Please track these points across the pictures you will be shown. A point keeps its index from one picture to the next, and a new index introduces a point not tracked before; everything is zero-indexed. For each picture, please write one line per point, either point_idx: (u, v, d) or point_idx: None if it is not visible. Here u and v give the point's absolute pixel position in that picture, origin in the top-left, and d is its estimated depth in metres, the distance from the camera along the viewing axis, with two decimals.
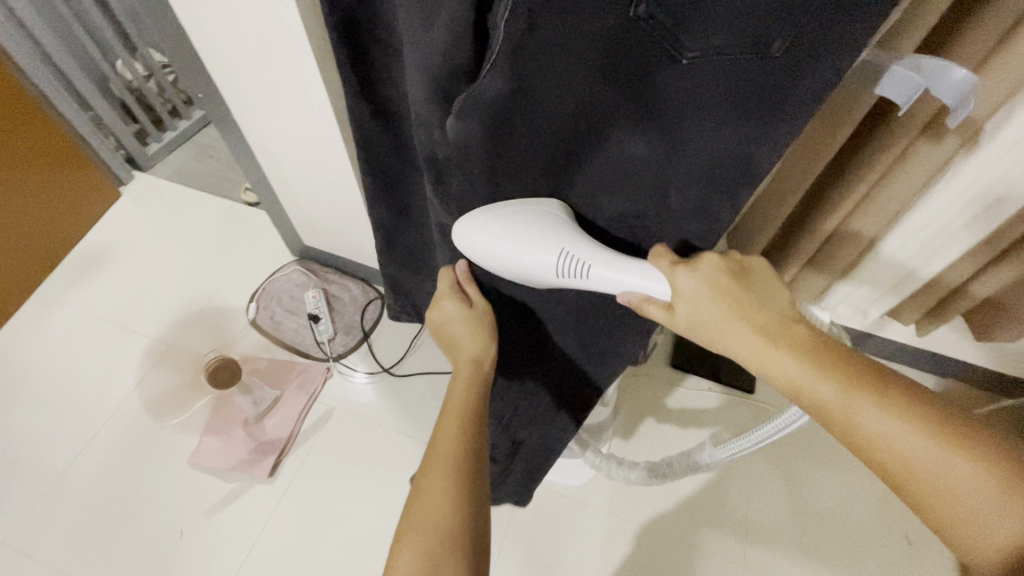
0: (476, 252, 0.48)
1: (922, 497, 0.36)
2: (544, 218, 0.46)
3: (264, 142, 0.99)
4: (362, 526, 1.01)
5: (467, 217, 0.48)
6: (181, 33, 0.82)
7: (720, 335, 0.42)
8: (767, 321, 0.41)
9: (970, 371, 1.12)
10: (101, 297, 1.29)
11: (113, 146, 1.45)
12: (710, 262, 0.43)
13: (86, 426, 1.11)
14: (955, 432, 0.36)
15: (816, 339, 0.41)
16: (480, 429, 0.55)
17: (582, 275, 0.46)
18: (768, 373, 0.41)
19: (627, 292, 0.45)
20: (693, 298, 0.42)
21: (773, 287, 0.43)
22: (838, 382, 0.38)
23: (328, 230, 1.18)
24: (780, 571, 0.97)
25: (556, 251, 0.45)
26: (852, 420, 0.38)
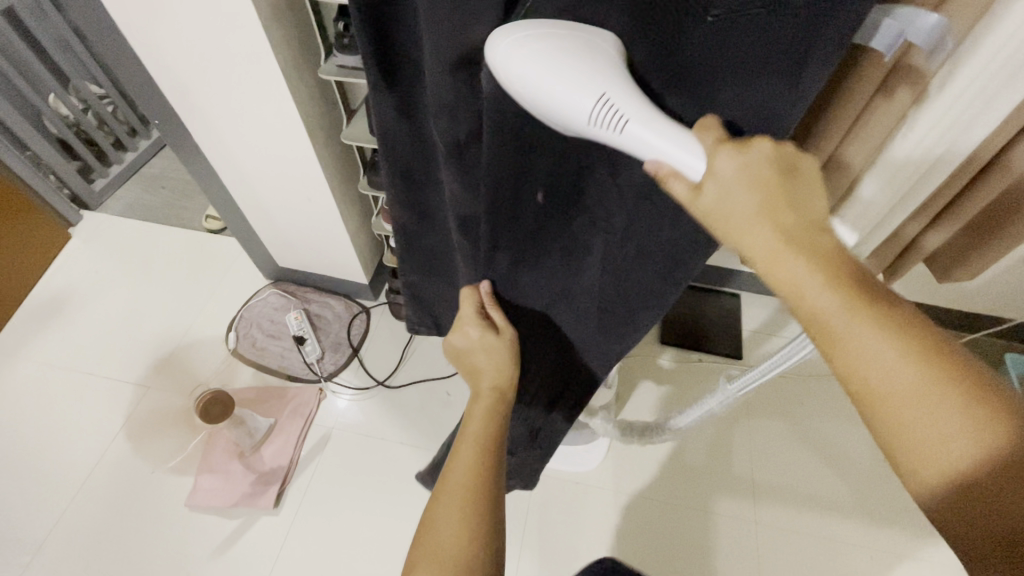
0: (502, 73, 0.37)
1: (900, 445, 0.31)
2: (595, 49, 0.36)
3: (229, 163, 0.96)
4: (379, 542, 0.99)
5: (507, 28, 0.37)
6: (135, 57, 0.79)
7: (732, 232, 0.35)
8: (796, 222, 0.34)
9: (935, 313, 1.20)
10: (65, 346, 1.21)
11: (56, 186, 1.37)
12: (758, 148, 0.35)
13: (68, 484, 1.04)
14: (972, 385, 0.29)
15: (846, 257, 0.33)
16: (500, 458, 0.56)
17: (614, 128, 0.36)
18: (772, 280, 0.34)
19: (660, 158, 0.35)
20: (727, 183, 0.34)
21: (818, 197, 0.36)
22: (848, 299, 0.31)
23: (303, 248, 1.15)
24: (788, 524, 1.01)
25: (594, 88, 0.35)
26: (848, 345, 0.31)
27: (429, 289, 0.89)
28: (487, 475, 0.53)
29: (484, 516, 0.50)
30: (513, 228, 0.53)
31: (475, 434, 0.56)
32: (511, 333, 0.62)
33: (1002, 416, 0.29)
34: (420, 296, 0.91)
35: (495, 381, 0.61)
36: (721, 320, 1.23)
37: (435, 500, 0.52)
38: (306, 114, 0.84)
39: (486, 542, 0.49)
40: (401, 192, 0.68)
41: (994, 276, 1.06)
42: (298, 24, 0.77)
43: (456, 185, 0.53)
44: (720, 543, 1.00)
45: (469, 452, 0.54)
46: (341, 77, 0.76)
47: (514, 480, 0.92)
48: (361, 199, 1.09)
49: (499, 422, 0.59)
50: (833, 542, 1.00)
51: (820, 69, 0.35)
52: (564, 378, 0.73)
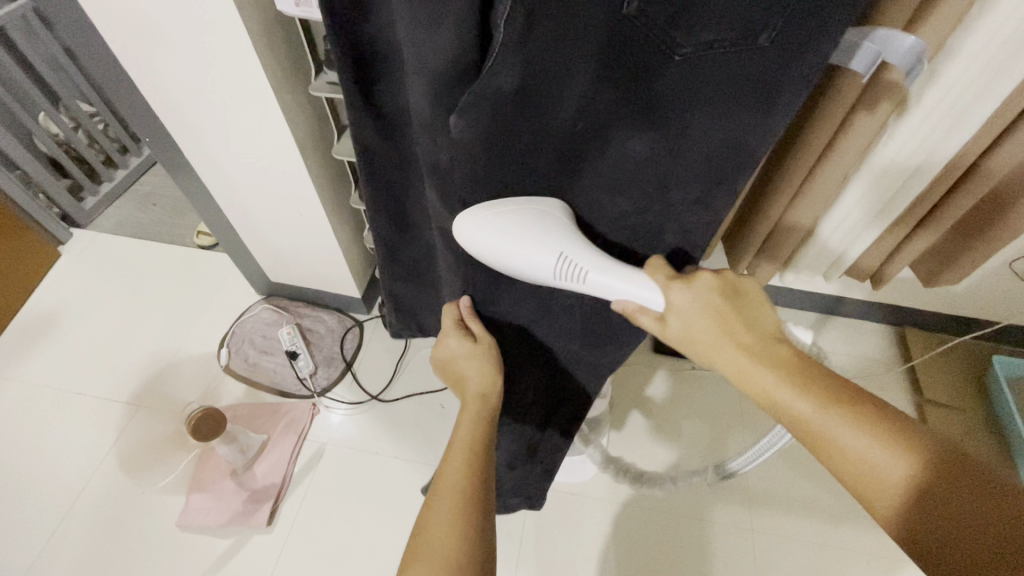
0: (477, 246, 0.47)
1: (894, 519, 0.37)
2: (546, 217, 0.46)
3: (221, 179, 0.96)
4: (374, 558, 0.98)
5: (470, 209, 0.46)
6: (125, 75, 0.79)
7: (707, 351, 0.45)
8: (752, 339, 0.44)
9: (924, 318, 1.22)
10: (54, 366, 1.20)
11: (46, 204, 1.37)
12: (701, 282, 0.46)
13: (56, 506, 1.02)
14: (936, 461, 0.37)
15: (798, 363, 0.43)
16: (488, 464, 0.55)
17: (578, 279, 0.46)
18: (749, 391, 0.43)
19: (622, 299, 0.47)
20: (687, 312, 0.45)
21: (762, 312, 0.47)
22: (817, 401, 0.40)
23: (296, 263, 1.15)
24: (785, 531, 1.01)
25: (552, 251, 0.46)
26: (829, 440, 0.39)
27: (411, 296, 0.89)
28: (475, 481, 0.52)
29: (473, 522, 0.49)
30: None
31: (461, 443, 0.56)
32: (491, 341, 0.61)
33: (955, 474, 0.36)
34: (406, 305, 0.91)
35: (481, 389, 0.60)
36: None
37: (426, 509, 0.51)
38: (297, 130, 0.84)
39: (478, 546, 0.49)
40: (381, 201, 0.69)
41: (977, 279, 1.08)
42: (289, 42, 0.79)
43: (438, 206, 0.53)
44: (717, 552, 1.00)
45: (455, 461, 0.54)
46: (332, 93, 0.77)
47: (516, 501, 0.91)
48: (354, 213, 1.10)
49: (487, 428, 0.58)
50: (830, 547, 1.00)
51: (794, 92, 0.38)
52: (558, 389, 0.74)
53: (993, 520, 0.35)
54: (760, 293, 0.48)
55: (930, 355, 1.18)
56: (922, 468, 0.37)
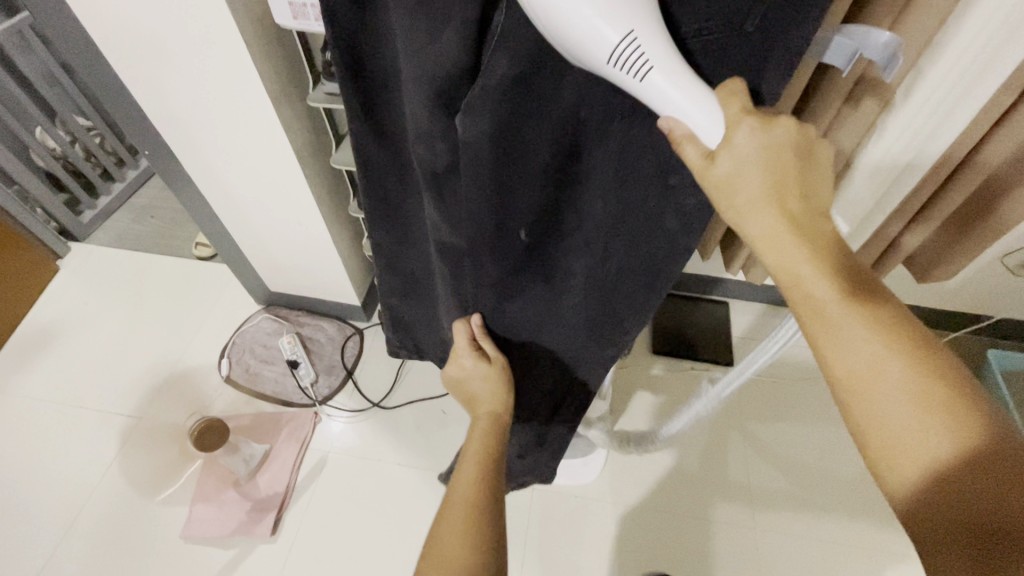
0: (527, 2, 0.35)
1: (865, 415, 0.37)
2: None
3: (220, 190, 0.97)
4: (379, 565, 0.98)
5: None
6: (125, 89, 0.80)
7: (743, 211, 0.39)
8: (801, 212, 0.38)
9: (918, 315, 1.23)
10: (54, 380, 1.19)
11: (44, 219, 1.37)
12: (781, 128, 0.38)
13: (58, 520, 1.02)
14: (933, 368, 0.35)
15: (836, 244, 0.38)
16: (499, 476, 0.59)
17: (635, 74, 0.35)
18: (769, 262, 0.39)
19: (674, 119, 0.37)
20: (744, 157, 0.37)
21: (824, 181, 0.40)
22: (838, 287, 0.37)
23: (296, 272, 1.16)
24: (786, 528, 1.02)
25: (621, 26, 0.34)
26: (833, 327, 0.37)
27: (411, 311, 0.90)
28: (488, 488, 0.56)
29: (485, 527, 0.52)
30: (496, 262, 0.55)
31: (474, 456, 0.60)
32: (503, 361, 0.65)
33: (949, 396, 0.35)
34: (404, 320, 0.92)
35: (492, 408, 0.65)
36: (711, 327, 1.25)
37: (440, 515, 0.54)
38: (296, 140, 0.85)
39: (490, 549, 0.50)
40: (379, 212, 0.70)
41: (971, 275, 1.09)
42: (286, 54, 0.80)
43: (438, 216, 0.55)
44: (721, 551, 1.00)
45: (471, 472, 0.57)
46: (330, 104, 0.78)
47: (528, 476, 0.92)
48: (352, 222, 1.10)
49: (498, 441, 0.63)
50: (833, 543, 1.00)
51: (777, 75, 0.40)
52: (560, 391, 0.75)
53: (970, 443, 0.34)
54: (828, 162, 0.40)
55: None
56: (914, 378, 0.35)
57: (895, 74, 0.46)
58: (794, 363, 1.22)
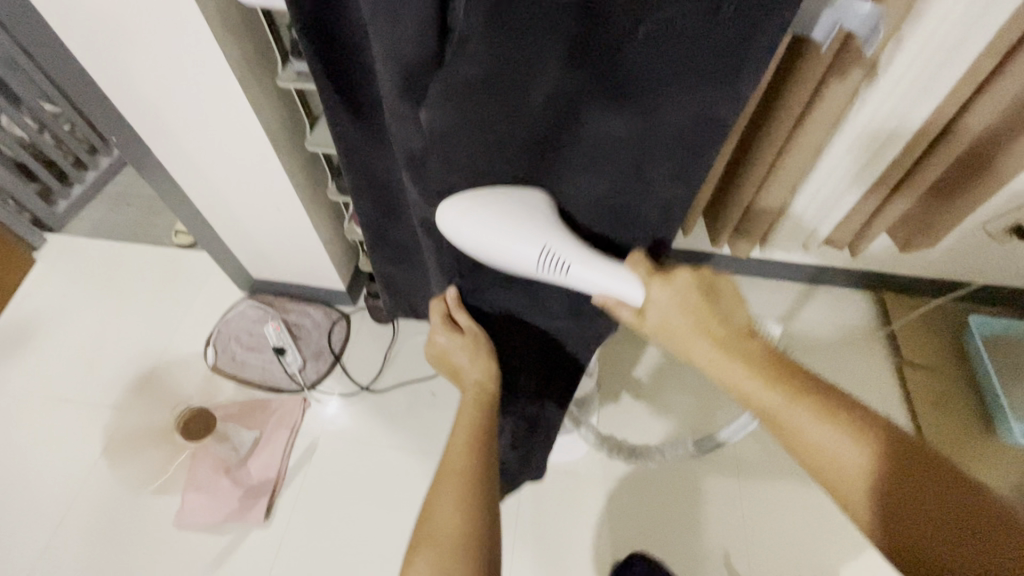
0: (458, 238, 0.49)
1: (852, 495, 0.42)
2: (528, 214, 0.48)
3: (193, 176, 0.94)
4: (374, 544, 0.99)
5: (453, 198, 0.48)
6: (84, 72, 0.76)
7: (683, 343, 0.49)
8: (726, 334, 0.48)
9: (903, 282, 1.24)
10: (36, 374, 1.18)
11: (16, 210, 1.34)
12: (681, 279, 0.49)
13: (52, 512, 1.02)
14: (882, 445, 0.42)
15: (766, 356, 0.47)
16: (490, 450, 0.56)
17: (561, 272, 0.49)
18: (723, 380, 0.47)
19: (604, 295, 0.50)
20: (662, 306, 0.49)
21: (734, 306, 0.50)
22: (782, 392, 0.45)
23: (276, 258, 1.14)
24: (773, 495, 1.05)
25: (537, 245, 0.47)
26: (792, 428, 0.44)
27: (403, 279, 0.90)
28: (480, 461, 0.54)
29: (477, 502, 0.51)
30: None
31: (465, 426, 0.57)
32: (478, 331, 0.64)
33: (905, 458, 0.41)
34: (396, 286, 0.92)
35: (475, 379, 0.62)
36: None
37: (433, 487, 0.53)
38: (267, 122, 0.83)
39: (483, 522, 0.51)
40: (365, 184, 0.68)
41: (952, 244, 1.10)
42: (253, 31, 0.76)
43: (418, 194, 0.54)
44: (708, 519, 1.03)
45: (459, 445, 0.55)
46: (300, 84, 0.75)
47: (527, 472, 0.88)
48: (332, 204, 1.08)
49: (488, 408, 0.60)
50: (819, 508, 1.03)
51: (757, 63, 0.38)
52: (551, 371, 0.75)
53: (938, 495, 0.40)
54: (733, 289, 0.51)
55: (909, 318, 1.21)
56: (877, 455, 0.42)
57: (874, 45, 0.47)
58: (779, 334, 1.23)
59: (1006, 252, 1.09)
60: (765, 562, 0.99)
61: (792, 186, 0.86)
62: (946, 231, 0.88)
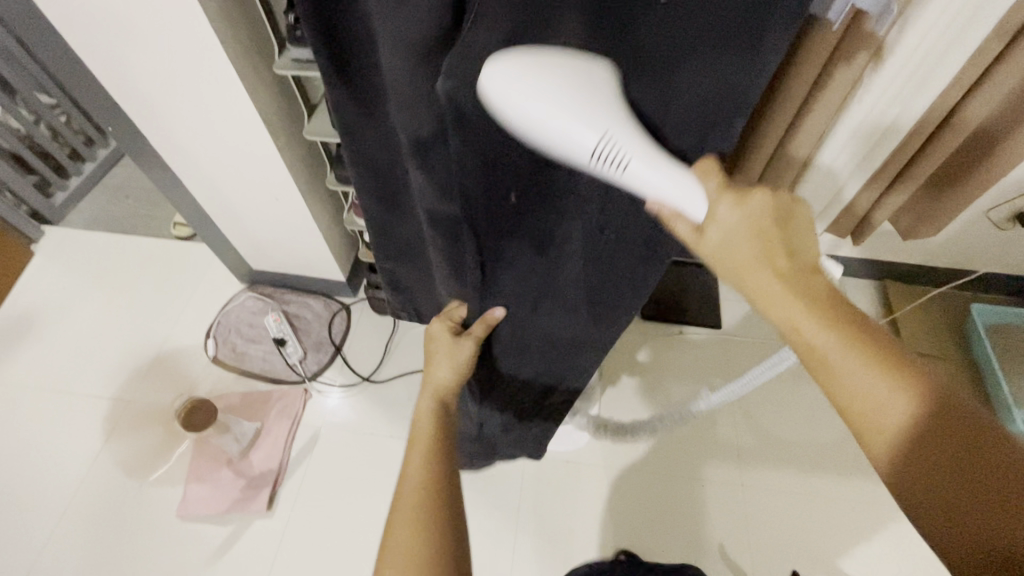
0: (501, 105, 0.37)
1: (885, 451, 0.39)
2: (596, 85, 0.37)
3: (190, 166, 0.94)
4: (375, 533, 1.00)
5: (505, 55, 0.36)
6: (77, 60, 0.75)
7: (741, 270, 0.43)
8: (791, 268, 0.42)
9: (905, 271, 1.24)
10: (35, 367, 1.18)
11: (14, 202, 1.33)
12: (756, 200, 0.42)
13: (54, 504, 1.03)
14: (936, 404, 0.38)
15: (831, 296, 0.41)
16: (450, 455, 0.56)
17: (618, 167, 0.39)
18: (772, 316, 0.42)
19: (661, 201, 0.41)
20: (728, 227, 0.42)
21: (806, 237, 0.44)
22: (839, 335, 0.40)
23: (276, 249, 1.13)
24: (774, 484, 1.05)
25: (599, 129, 0.37)
26: (839, 375, 0.39)
27: (406, 275, 0.89)
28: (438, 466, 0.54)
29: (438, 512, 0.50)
30: (489, 227, 0.53)
31: (426, 433, 0.58)
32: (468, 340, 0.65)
33: (961, 427, 0.37)
34: (400, 283, 0.92)
35: (439, 385, 0.64)
36: (700, 291, 1.25)
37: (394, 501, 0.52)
38: (264, 111, 0.82)
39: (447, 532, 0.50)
40: (369, 175, 0.67)
41: (956, 231, 1.09)
42: (248, 18, 0.75)
43: (426, 183, 0.53)
44: (710, 508, 1.03)
45: (420, 456, 0.55)
46: (298, 71, 0.73)
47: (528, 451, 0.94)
48: (331, 195, 1.08)
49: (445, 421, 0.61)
50: (819, 496, 1.03)
51: (778, 32, 0.37)
52: (557, 364, 0.74)
53: (978, 461, 0.37)
54: (810, 219, 0.44)
55: (911, 307, 1.21)
56: (935, 416, 0.38)
57: None
58: None
59: (1009, 239, 1.08)
60: (766, 550, 0.99)
61: (795, 173, 0.85)
62: (950, 218, 0.88)
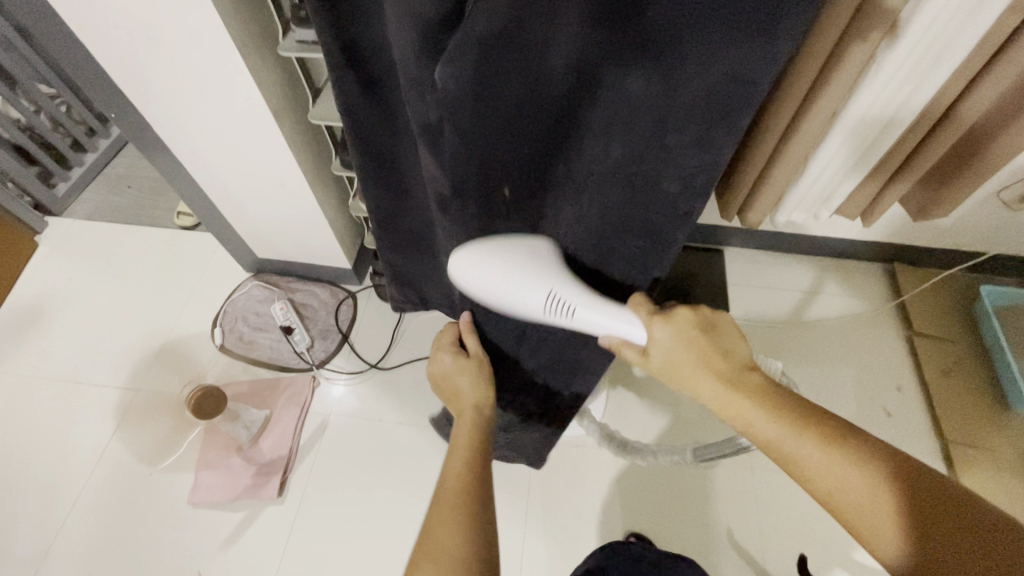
0: (467, 283, 0.50)
1: (870, 533, 0.40)
2: (533, 259, 0.49)
3: (195, 154, 0.93)
4: (386, 518, 1.00)
5: (461, 248, 0.50)
6: (78, 45, 0.74)
7: (690, 380, 0.47)
8: (730, 368, 0.46)
9: (913, 254, 1.24)
10: (43, 358, 1.18)
11: (17, 194, 1.32)
12: (682, 317, 0.47)
13: (66, 493, 1.03)
14: (896, 481, 0.40)
15: (769, 388, 0.45)
16: (487, 470, 0.58)
17: (568, 315, 0.48)
18: (728, 416, 0.46)
19: (610, 335, 0.48)
20: (666, 346, 0.47)
21: (736, 342, 0.48)
22: (785, 424, 0.43)
23: (281, 237, 1.13)
24: (782, 466, 1.05)
25: (542, 289, 0.48)
26: (801, 464, 0.42)
27: (413, 266, 0.90)
28: (475, 481, 0.56)
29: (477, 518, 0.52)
30: (483, 213, 0.53)
31: (461, 450, 0.59)
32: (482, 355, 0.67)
33: (924, 498, 0.39)
34: (405, 276, 0.92)
35: (473, 401, 0.65)
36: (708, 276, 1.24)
37: (432, 506, 0.54)
38: (269, 95, 0.81)
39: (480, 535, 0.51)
40: (373, 167, 0.67)
41: (966, 213, 1.08)
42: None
43: (439, 170, 0.50)
44: (720, 491, 1.03)
45: (459, 464, 0.57)
46: (302, 52, 0.72)
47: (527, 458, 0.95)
48: (336, 180, 1.07)
49: (481, 433, 0.62)
50: None
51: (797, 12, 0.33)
52: (570, 360, 0.72)
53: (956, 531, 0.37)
54: (733, 326, 0.49)
55: (919, 290, 1.20)
56: (900, 490, 0.39)
57: None
58: (786, 306, 1.23)
59: (1020, 220, 1.08)
60: (775, 532, 0.99)
61: (806, 153, 0.84)
62: (961, 198, 0.87)
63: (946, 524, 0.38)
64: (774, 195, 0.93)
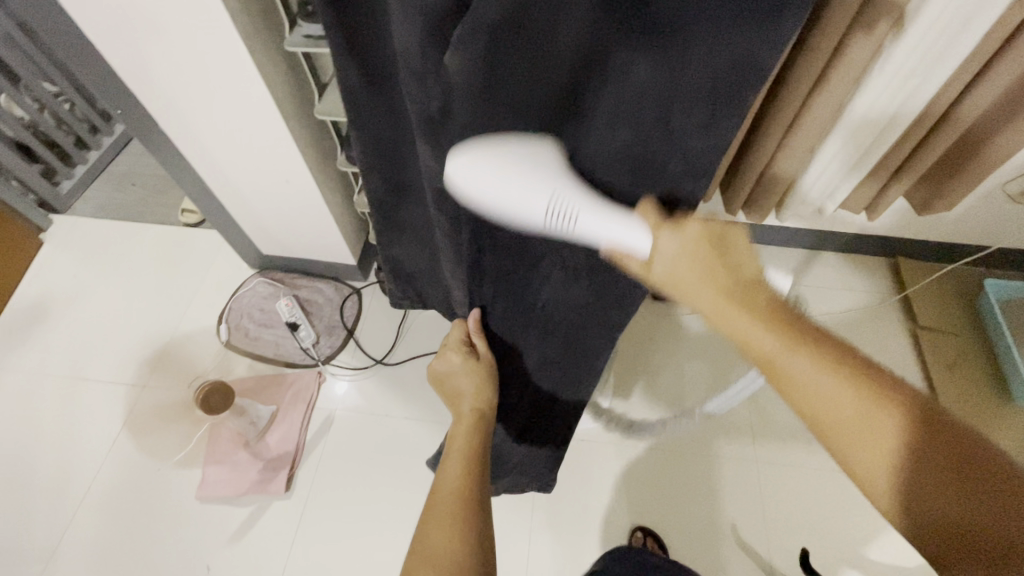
0: (463, 186, 0.41)
1: (849, 449, 0.38)
2: (539, 159, 0.42)
3: (200, 150, 0.93)
4: (392, 512, 1.01)
5: (460, 145, 0.41)
6: (84, 42, 0.74)
7: (687, 292, 0.44)
8: (733, 281, 0.43)
9: (916, 248, 1.24)
10: (49, 356, 1.18)
11: (21, 191, 1.33)
12: (691, 226, 0.44)
13: (74, 489, 1.04)
14: (893, 399, 0.37)
15: (774, 306, 0.42)
16: (484, 473, 0.60)
17: (570, 224, 0.43)
18: (725, 328, 0.43)
19: (611, 246, 0.44)
20: (670, 258, 0.44)
21: (747, 253, 0.44)
22: (784, 338, 0.40)
23: (286, 233, 1.13)
24: (786, 460, 1.06)
25: (547, 194, 0.41)
26: (796, 379, 0.39)
27: (410, 258, 0.89)
28: (473, 484, 0.57)
29: (473, 521, 0.53)
30: None
31: (460, 452, 0.61)
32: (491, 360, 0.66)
33: (921, 419, 0.37)
34: (405, 270, 0.93)
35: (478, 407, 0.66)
36: None
37: (428, 506, 0.56)
38: (275, 90, 0.81)
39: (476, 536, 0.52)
40: (375, 158, 0.67)
41: (971, 206, 1.09)
42: None
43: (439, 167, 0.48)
44: (725, 485, 1.04)
45: (457, 464, 0.59)
46: (309, 47, 0.72)
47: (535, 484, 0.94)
48: (341, 176, 1.07)
49: (483, 437, 0.64)
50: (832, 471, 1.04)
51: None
52: (574, 369, 0.71)
53: (946, 456, 0.36)
54: (747, 237, 0.45)
55: (922, 285, 1.21)
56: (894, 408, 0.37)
57: None
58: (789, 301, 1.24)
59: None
60: (780, 525, 1.00)
61: (811, 147, 0.84)
62: (966, 191, 0.87)
63: (939, 446, 0.36)
64: (779, 189, 0.93)
